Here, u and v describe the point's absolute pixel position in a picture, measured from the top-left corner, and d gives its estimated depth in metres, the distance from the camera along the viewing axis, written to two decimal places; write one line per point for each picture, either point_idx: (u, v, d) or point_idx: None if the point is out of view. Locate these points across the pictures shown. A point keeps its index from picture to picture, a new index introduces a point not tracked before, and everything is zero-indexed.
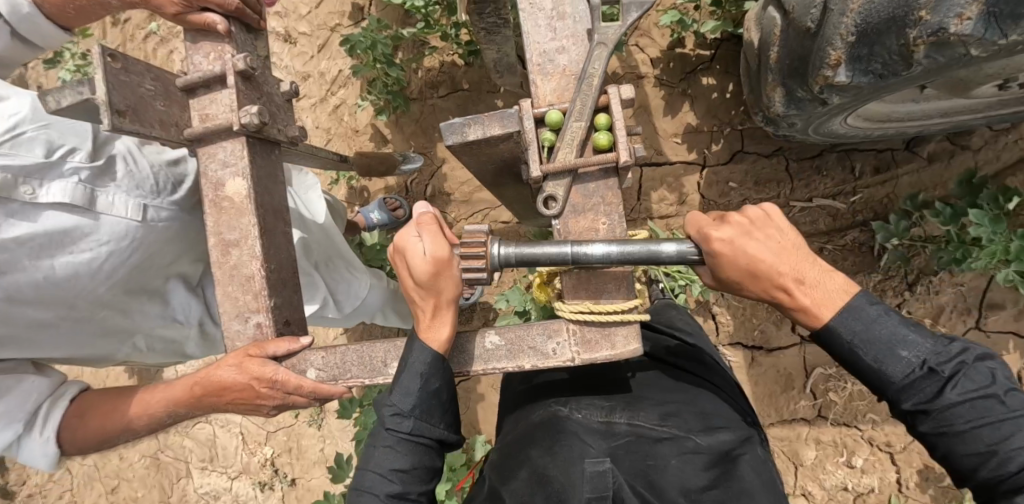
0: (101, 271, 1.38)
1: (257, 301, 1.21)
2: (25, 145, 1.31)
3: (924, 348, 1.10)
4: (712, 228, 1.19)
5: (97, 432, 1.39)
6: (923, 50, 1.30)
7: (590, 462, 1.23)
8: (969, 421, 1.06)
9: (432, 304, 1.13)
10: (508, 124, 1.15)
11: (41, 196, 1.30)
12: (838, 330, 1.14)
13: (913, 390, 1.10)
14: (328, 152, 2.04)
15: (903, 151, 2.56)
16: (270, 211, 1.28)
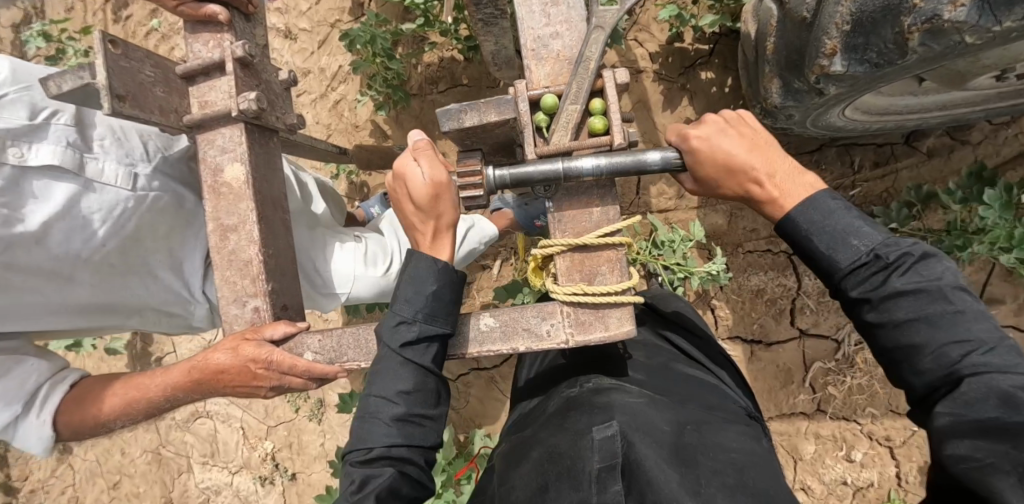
0: (93, 236, 1.38)
1: (256, 285, 1.22)
2: (9, 106, 1.32)
3: (874, 239, 1.13)
4: (690, 128, 1.30)
5: (93, 415, 1.39)
6: (918, 37, 1.31)
7: (597, 427, 1.22)
8: (924, 333, 1.04)
9: (432, 227, 1.18)
10: (504, 111, 1.18)
11: (30, 158, 1.31)
12: (797, 218, 1.19)
13: (866, 290, 1.11)
14: (327, 144, 2.06)
15: (901, 145, 2.57)
16: (269, 197, 1.29)
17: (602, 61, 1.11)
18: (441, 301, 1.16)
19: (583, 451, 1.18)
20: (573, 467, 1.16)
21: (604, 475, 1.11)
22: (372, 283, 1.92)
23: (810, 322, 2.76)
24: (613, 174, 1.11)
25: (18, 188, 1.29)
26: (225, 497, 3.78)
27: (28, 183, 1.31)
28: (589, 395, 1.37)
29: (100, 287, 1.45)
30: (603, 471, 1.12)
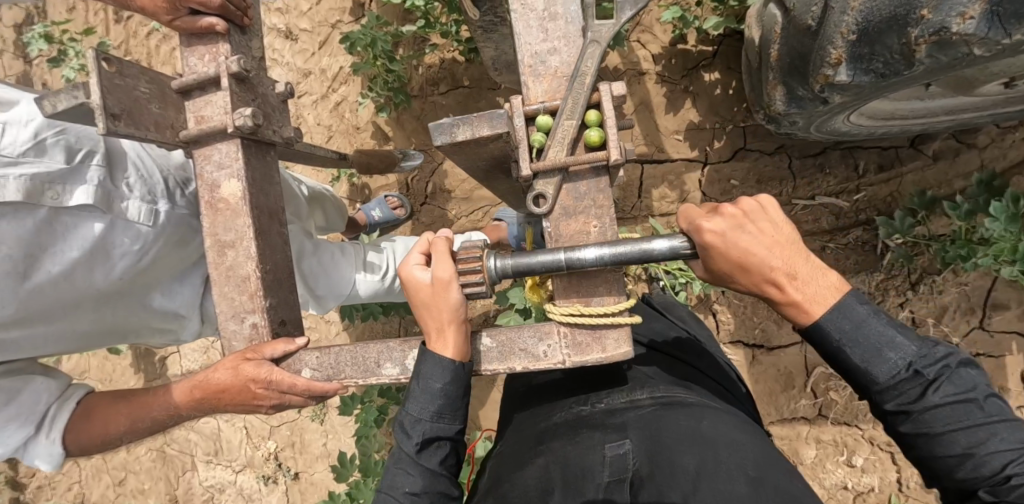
0: (114, 269, 1.37)
1: (253, 301, 1.21)
2: (49, 150, 1.27)
3: (910, 350, 1.08)
4: (704, 220, 1.11)
5: (102, 431, 1.40)
6: (925, 49, 1.27)
7: (610, 443, 1.22)
8: (956, 418, 1.05)
9: (436, 325, 1.12)
10: (497, 125, 1.08)
11: (67, 199, 1.27)
12: (827, 328, 1.11)
13: (903, 402, 1.08)
14: (327, 150, 2.05)
15: (907, 149, 2.53)
16: (267, 211, 1.29)
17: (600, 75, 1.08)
18: (444, 328, 1.12)
19: (595, 468, 1.18)
20: (577, 477, 1.17)
21: (613, 487, 1.13)
22: (370, 287, 1.98)
23: None
24: (616, 264, 1.08)
25: (50, 230, 1.27)
26: (228, 495, 3.82)
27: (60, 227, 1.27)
28: (601, 415, 1.35)
29: (111, 313, 1.45)
30: (612, 485, 1.13)
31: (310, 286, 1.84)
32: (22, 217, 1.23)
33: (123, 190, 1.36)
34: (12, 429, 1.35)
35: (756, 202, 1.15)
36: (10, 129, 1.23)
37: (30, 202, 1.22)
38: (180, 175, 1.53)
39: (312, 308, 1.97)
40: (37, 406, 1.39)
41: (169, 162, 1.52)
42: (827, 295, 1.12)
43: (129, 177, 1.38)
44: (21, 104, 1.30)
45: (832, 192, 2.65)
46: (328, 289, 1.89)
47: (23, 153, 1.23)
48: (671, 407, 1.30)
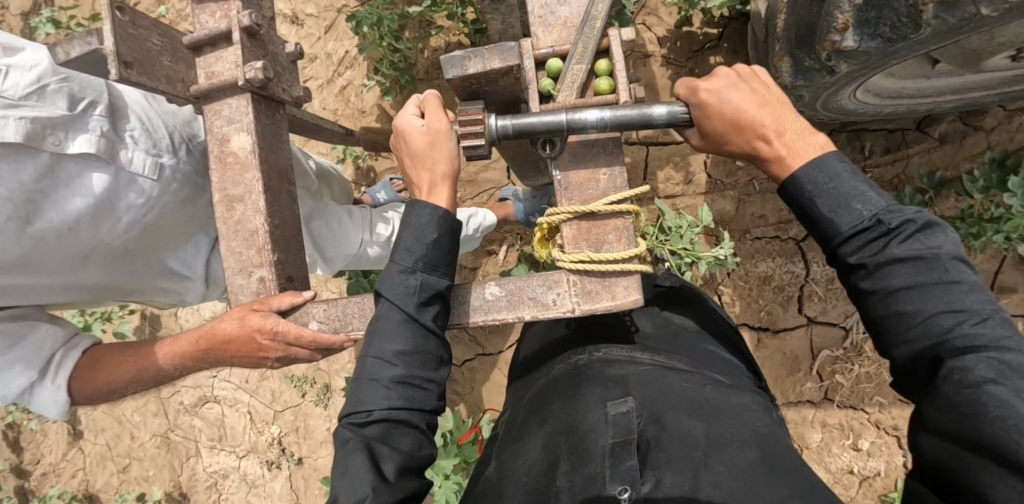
0: (119, 223, 1.38)
1: (261, 255, 1.22)
2: (51, 97, 1.26)
3: (878, 204, 1.06)
4: (701, 81, 1.21)
5: (108, 379, 1.41)
6: (932, 9, 1.28)
7: (613, 403, 1.19)
8: (914, 302, 0.99)
9: (427, 177, 1.17)
10: (508, 58, 1.11)
11: (68, 146, 1.27)
12: (802, 179, 1.11)
13: (864, 256, 1.05)
14: (334, 124, 2.06)
15: (914, 131, 2.53)
16: (276, 168, 1.29)
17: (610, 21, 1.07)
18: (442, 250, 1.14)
19: (599, 429, 1.15)
20: (585, 439, 1.13)
21: (619, 451, 1.08)
22: (377, 248, 2.00)
23: (818, 309, 2.72)
24: (616, 128, 1.05)
25: (53, 177, 1.27)
26: (232, 480, 3.82)
27: (61, 173, 1.28)
28: (599, 366, 1.36)
29: (113, 269, 1.45)
30: (618, 448, 1.09)
31: (316, 247, 1.83)
32: (23, 162, 1.23)
33: (125, 142, 1.36)
34: (18, 373, 1.36)
35: (744, 67, 1.22)
36: (12, 72, 1.23)
37: (31, 146, 1.21)
38: (184, 134, 1.52)
39: (320, 270, 1.98)
40: (43, 352, 1.40)
41: (174, 120, 1.51)
42: (808, 137, 1.15)
43: (131, 130, 1.38)
44: (26, 50, 1.30)
45: None
46: (335, 250, 1.90)
47: (24, 97, 1.22)
48: (672, 371, 1.35)
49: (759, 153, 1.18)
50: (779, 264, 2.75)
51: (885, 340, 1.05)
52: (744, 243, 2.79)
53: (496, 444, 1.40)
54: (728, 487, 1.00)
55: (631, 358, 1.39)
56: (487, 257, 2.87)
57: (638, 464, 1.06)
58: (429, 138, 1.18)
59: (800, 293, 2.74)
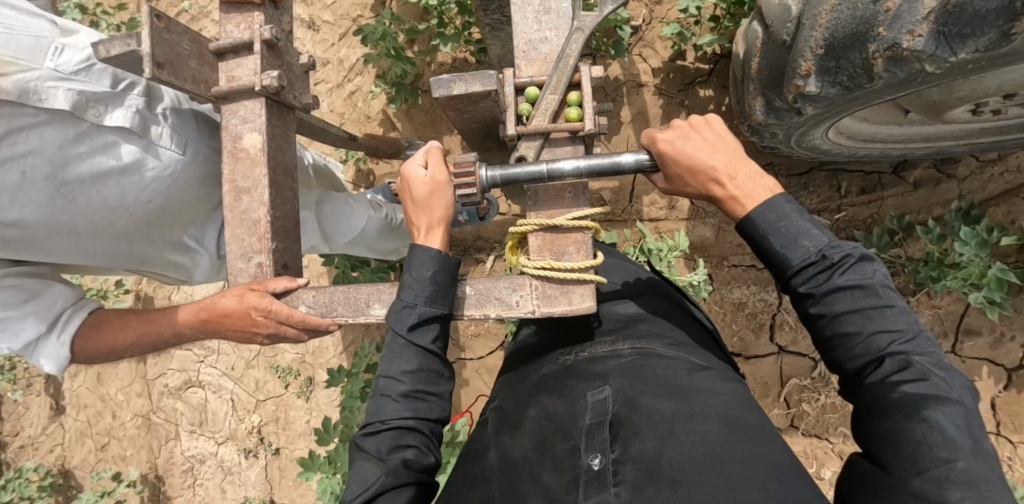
0: (142, 192, 1.49)
1: (261, 243, 1.34)
2: (96, 74, 1.42)
3: (822, 240, 1.17)
4: (659, 132, 1.30)
5: (109, 340, 1.51)
6: (881, 63, 1.42)
7: (592, 392, 1.31)
8: (855, 323, 1.11)
9: (426, 222, 1.26)
10: (486, 83, 1.24)
11: (106, 118, 1.40)
12: (756, 219, 1.20)
13: (812, 286, 1.15)
14: (339, 129, 2.19)
15: (890, 175, 2.68)
16: (282, 166, 1.42)
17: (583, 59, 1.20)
18: (439, 286, 1.23)
19: (579, 413, 1.25)
20: (567, 423, 1.23)
21: (593, 429, 1.16)
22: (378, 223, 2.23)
23: (788, 339, 2.85)
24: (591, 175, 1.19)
25: (89, 142, 1.39)
26: (209, 466, 3.88)
27: (97, 140, 1.40)
28: (585, 365, 1.49)
29: (132, 236, 1.57)
30: (593, 427, 1.17)
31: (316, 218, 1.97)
32: (66, 126, 1.36)
33: (159, 120, 1.49)
34: (26, 325, 1.46)
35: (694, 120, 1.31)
36: (68, 51, 1.41)
37: (75, 114, 1.35)
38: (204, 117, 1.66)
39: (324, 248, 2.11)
40: (52, 309, 1.51)
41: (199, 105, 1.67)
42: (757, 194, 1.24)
43: (164, 107, 1.53)
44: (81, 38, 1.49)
45: (815, 210, 2.79)
46: (336, 225, 2.05)
47: (75, 71, 1.39)
48: (650, 358, 1.43)
49: (714, 197, 1.27)
50: (754, 292, 2.89)
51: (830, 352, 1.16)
52: (722, 270, 2.92)
53: (492, 427, 1.46)
54: (687, 453, 1.05)
55: (614, 353, 1.51)
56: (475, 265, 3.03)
57: (610, 437, 1.12)
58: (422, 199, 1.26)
59: (772, 321, 2.87)
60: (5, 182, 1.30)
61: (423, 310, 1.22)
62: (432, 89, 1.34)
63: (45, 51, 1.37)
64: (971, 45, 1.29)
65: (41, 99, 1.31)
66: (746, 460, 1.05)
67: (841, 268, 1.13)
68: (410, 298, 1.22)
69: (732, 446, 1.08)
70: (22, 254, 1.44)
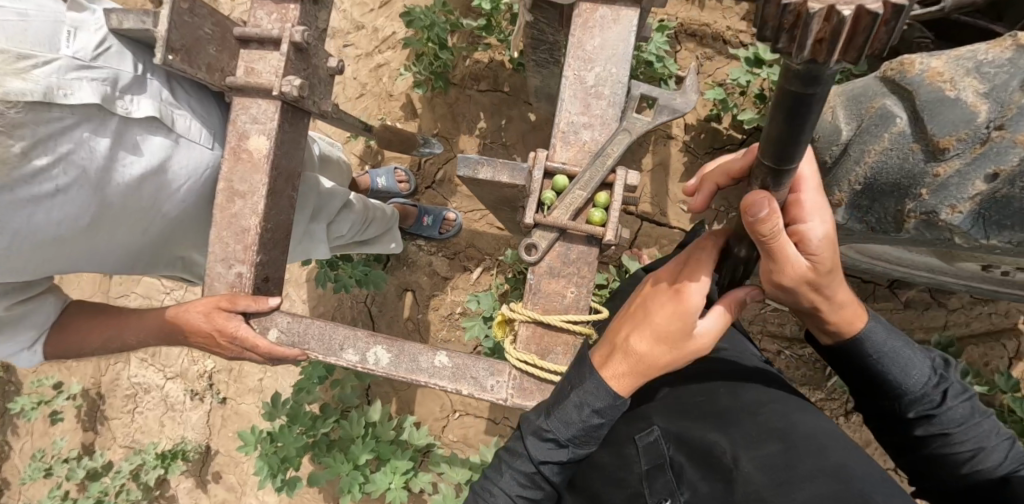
0: (171, 188, 1.42)
1: (245, 253, 1.28)
2: (116, 57, 1.29)
3: (925, 363, 1.11)
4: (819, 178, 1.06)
5: (77, 343, 1.54)
6: (913, 223, 1.36)
7: (639, 434, 1.19)
8: (971, 442, 1.04)
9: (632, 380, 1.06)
10: (516, 176, 1.31)
11: (133, 110, 1.30)
12: (867, 341, 1.11)
13: (925, 409, 1.07)
14: (355, 119, 2.10)
15: (885, 289, 2.65)
16: (285, 172, 1.35)
17: (621, 161, 1.16)
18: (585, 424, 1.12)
19: (630, 464, 1.19)
20: (625, 477, 1.18)
21: (653, 471, 1.13)
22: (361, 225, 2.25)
23: None
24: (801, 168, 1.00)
25: (122, 140, 1.30)
26: (152, 397, 3.81)
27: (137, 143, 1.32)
28: (624, 404, 1.37)
29: (160, 231, 1.52)
30: (652, 471, 1.13)
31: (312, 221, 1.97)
32: (93, 124, 1.25)
33: (182, 110, 1.40)
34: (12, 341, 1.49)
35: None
36: (82, 33, 1.25)
37: (104, 107, 1.25)
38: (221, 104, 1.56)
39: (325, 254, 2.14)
40: (40, 326, 1.53)
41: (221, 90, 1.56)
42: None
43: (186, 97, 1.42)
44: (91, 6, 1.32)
45: None
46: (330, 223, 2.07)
47: (95, 57, 1.25)
48: (694, 380, 1.29)
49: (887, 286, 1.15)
50: None
51: (937, 470, 1.08)
52: None
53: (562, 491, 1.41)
54: (757, 483, 0.96)
55: (650, 384, 1.39)
56: (462, 273, 3.02)
57: (674, 480, 1.10)
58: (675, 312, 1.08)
59: None
60: (36, 193, 1.19)
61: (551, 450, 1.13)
62: (458, 163, 1.37)
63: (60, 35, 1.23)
64: (1015, 231, 1.24)
65: (66, 94, 1.18)
66: (818, 474, 0.92)
67: (955, 370, 1.16)
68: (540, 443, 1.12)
69: (799, 465, 0.95)
70: (47, 266, 1.36)
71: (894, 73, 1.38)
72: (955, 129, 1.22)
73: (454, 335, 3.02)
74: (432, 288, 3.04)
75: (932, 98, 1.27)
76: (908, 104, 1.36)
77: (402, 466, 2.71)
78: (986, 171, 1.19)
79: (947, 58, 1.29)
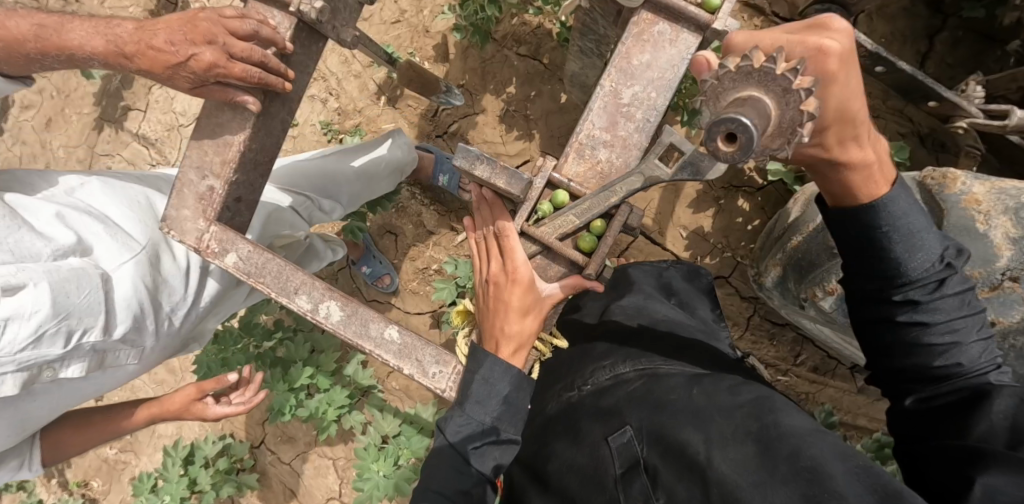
0: (113, 372, 1.51)
1: (221, 168, 1.22)
2: (47, 342, 1.24)
3: (936, 250, 1.09)
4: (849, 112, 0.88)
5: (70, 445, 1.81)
6: None
7: (614, 435, 1.31)
8: (947, 337, 1.06)
9: (514, 344, 1.15)
10: (513, 185, 1.16)
11: (62, 373, 1.32)
12: (883, 211, 1.06)
13: (921, 294, 1.07)
14: (380, 50, 1.98)
15: (845, 368, 2.69)
16: (283, 94, 1.28)
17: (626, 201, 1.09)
18: (512, 407, 1.17)
19: (602, 460, 1.30)
20: (595, 476, 1.29)
21: (627, 476, 1.24)
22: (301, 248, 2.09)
23: None
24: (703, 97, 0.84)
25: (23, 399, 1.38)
26: None
27: (66, 372, 1.33)
28: (592, 400, 1.48)
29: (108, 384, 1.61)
30: (625, 475, 1.24)
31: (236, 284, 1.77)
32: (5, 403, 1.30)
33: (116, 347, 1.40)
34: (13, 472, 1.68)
35: (849, 49, 0.82)
36: (10, 327, 1.17)
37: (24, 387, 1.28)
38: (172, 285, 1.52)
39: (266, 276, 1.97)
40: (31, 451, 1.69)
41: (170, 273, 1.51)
42: (869, 181, 1.04)
43: (120, 331, 1.37)
44: (29, 287, 1.19)
45: (767, 362, 2.77)
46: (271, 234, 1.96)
47: (20, 351, 1.19)
48: (658, 380, 1.39)
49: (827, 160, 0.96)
50: None
51: (903, 361, 1.10)
52: None
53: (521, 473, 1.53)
54: (735, 483, 1.04)
55: (617, 380, 1.49)
56: (447, 231, 2.96)
57: (648, 481, 1.20)
58: (551, 312, 1.18)
59: None
60: None
61: (488, 429, 1.15)
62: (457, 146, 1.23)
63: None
64: None
65: None
66: (794, 477, 1.00)
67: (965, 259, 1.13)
68: (473, 418, 1.15)
69: (774, 468, 1.04)
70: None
71: (935, 185, 1.72)
72: (974, 265, 1.59)
73: (423, 289, 2.99)
74: (414, 238, 2.98)
75: (962, 225, 1.62)
76: (934, 223, 1.69)
77: (338, 400, 2.73)
78: (986, 316, 1.59)
79: (989, 189, 1.64)
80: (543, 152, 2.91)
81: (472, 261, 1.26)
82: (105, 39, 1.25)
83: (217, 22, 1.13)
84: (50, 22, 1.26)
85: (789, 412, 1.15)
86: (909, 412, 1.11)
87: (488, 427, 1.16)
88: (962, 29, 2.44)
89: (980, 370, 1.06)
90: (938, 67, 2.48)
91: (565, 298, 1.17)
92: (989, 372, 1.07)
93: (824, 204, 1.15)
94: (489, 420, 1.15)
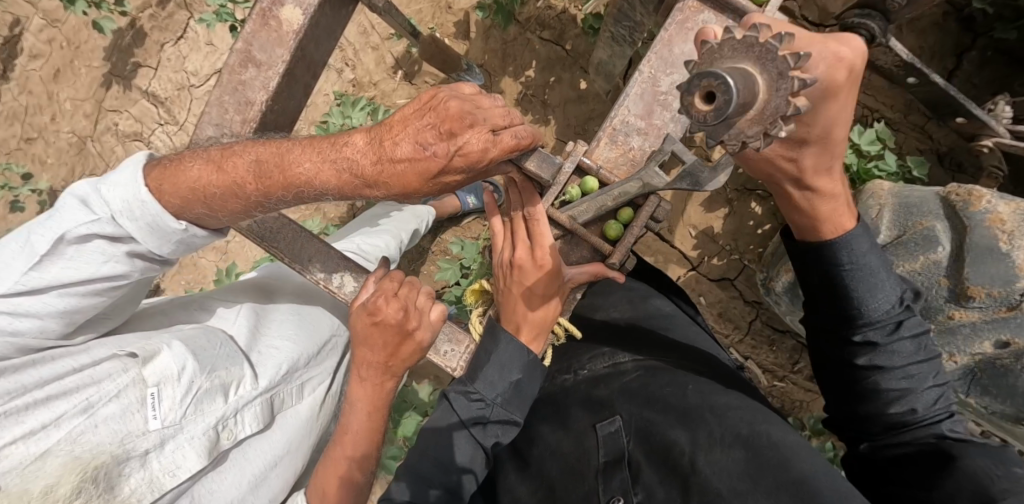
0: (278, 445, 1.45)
1: (241, 127, 1.19)
2: (206, 398, 1.26)
3: (894, 296, 1.13)
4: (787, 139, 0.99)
5: None
6: None
7: (602, 424, 1.30)
8: (901, 380, 1.10)
9: (531, 325, 1.17)
10: (545, 170, 1.08)
11: (238, 433, 1.33)
12: (841, 252, 1.12)
13: (875, 334, 1.12)
14: (403, 20, 1.93)
15: None
16: (308, 57, 1.25)
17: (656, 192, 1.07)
18: (521, 392, 1.17)
19: (591, 449, 1.28)
20: (579, 463, 1.28)
21: (610, 470, 1.22)
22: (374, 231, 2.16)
23: None
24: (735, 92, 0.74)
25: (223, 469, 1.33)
26: None
27: (243, 432, 1.34)
28: (585, 385, 1.47)
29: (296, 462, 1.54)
30: (609, 466, 1.23)
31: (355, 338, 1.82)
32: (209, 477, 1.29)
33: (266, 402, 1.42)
34: None
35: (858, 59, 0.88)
36: (166, 392, 1.20)
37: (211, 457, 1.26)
38: (286, 321, 1.61)
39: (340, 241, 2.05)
40: None
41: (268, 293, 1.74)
42: (838, 216, 1.13)
43: (268, 375, 1.43)
44: (162, 353, 1.22)
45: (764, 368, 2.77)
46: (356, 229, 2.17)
47: (184, 416, 1.22)
48: (655, 375, 1.36)
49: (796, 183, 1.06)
50: None
51: (861, 400, 1.14)
52: None
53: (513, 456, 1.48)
54: (716, 489, 1.05)
55: (615, 369, 1.47)
56: None
57: (630, 477, 1.20)
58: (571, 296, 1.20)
59: None
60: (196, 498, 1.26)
61: (495, 409, 1.16)
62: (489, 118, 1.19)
63: (139, 404, 1.17)
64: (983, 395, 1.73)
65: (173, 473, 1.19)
66: (778, 488, 1.00)
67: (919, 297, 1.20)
68: (486, 394, 1.15)
69: (761, 478, 1.03)
70: None
71: (958, 202, 1.71)
72: (992, 284, 1.60)
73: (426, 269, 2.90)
74: None
75: (983, 244, 1.62)
76: (953, 238, 1.69)
77: None
78: (1003, 336, 1.62)
79: (1015, 209, 1.61)
80: (558, 140, 2.87)
81: (495, 238, 1.25)
82: (342, 169, 1.02)
83: (465, 101, 1.01)
84: (279, 158, 1.05)
85: (778, 424, 1.16)
86: (864, 456, 1.15)
87: (498, 407, 1.16)
88: (992, 48, 2.40)
89: (934, 418, 1.09)
90: (963, 85, 2.45)
91: (588, 281, 1.17)
92: (942, 421, 1.09)
93: (795, 241, 1.22)
94: (498, 401, 1.15)
